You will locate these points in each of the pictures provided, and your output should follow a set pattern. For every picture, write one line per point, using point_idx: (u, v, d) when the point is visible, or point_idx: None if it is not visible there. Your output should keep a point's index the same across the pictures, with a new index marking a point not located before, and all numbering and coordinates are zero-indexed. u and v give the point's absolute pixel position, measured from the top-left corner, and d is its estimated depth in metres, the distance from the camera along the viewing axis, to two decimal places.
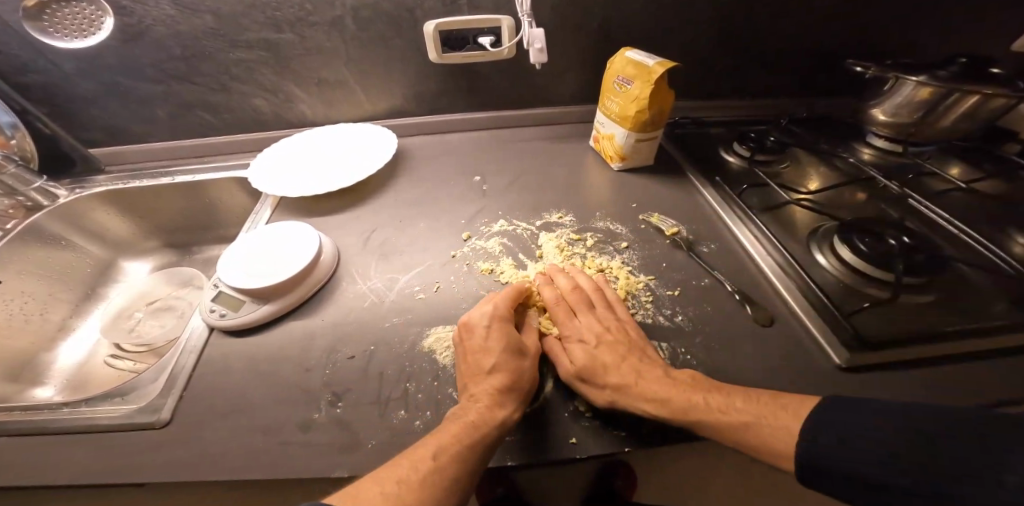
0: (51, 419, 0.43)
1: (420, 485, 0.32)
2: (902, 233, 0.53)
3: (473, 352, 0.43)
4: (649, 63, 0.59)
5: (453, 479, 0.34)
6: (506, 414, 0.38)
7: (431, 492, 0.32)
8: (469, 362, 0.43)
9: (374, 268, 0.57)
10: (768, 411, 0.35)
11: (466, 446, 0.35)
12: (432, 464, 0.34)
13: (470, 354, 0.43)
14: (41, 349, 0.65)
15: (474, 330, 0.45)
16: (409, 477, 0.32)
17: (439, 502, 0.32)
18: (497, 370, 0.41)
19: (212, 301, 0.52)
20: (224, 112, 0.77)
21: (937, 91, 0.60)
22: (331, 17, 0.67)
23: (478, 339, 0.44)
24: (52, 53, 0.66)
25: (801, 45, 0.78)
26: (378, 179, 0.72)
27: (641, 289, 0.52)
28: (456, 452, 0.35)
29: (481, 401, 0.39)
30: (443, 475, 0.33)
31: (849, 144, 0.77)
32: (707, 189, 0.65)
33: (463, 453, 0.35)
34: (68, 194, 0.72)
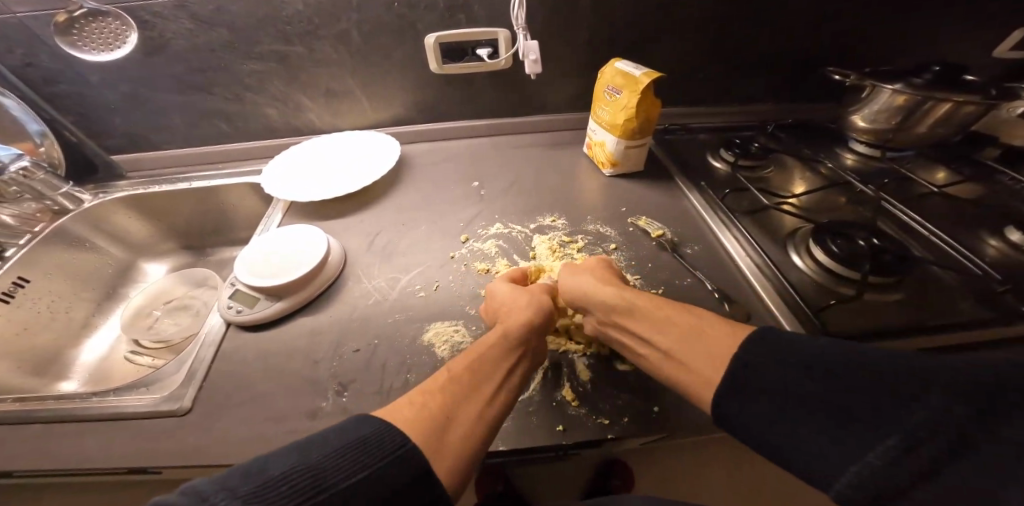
0: (83, 407, 0.47)
1: (440, 392, 0.37)
2: (874, 235, 0.56)
3: (496, 294, 0.50)
4: (637, 73, 0.62)
5: (470, 386, 0.38)
6: (515, 330, 0.43)
7: (451, 398, 0.36)
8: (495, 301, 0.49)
9: (377, 269, 0.61)
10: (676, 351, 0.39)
11: (477, 359, 0.40)
12: (448, 376, 0.39)
13: (494, 295, 0.50)
14: (67, 345, 0.69)
15: (494, 290, 0.52)
16: (429, 389, 0.37)
17: (458, 407, 0.36)
18: (502, 303, 0.48)
19: (228, 299, 0.56)
20: (236, 120, 0.81)
21: (912, 99, 0.63)
22: (337, 30, 0.71)
23: (490, 297, 0.51)
24: (79, 66, 0.71)
25: (786, 53, 0.81)
26: (381, 184, 0.76)
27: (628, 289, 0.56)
28: (468, 364, 0.40)
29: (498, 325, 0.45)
30: (461, 384, 0.38)
31: (833, 149, 0.80)
32: (693, 193, 0.68)
33: (476, 363, 0.40)
34: (93, 199, 0.77)
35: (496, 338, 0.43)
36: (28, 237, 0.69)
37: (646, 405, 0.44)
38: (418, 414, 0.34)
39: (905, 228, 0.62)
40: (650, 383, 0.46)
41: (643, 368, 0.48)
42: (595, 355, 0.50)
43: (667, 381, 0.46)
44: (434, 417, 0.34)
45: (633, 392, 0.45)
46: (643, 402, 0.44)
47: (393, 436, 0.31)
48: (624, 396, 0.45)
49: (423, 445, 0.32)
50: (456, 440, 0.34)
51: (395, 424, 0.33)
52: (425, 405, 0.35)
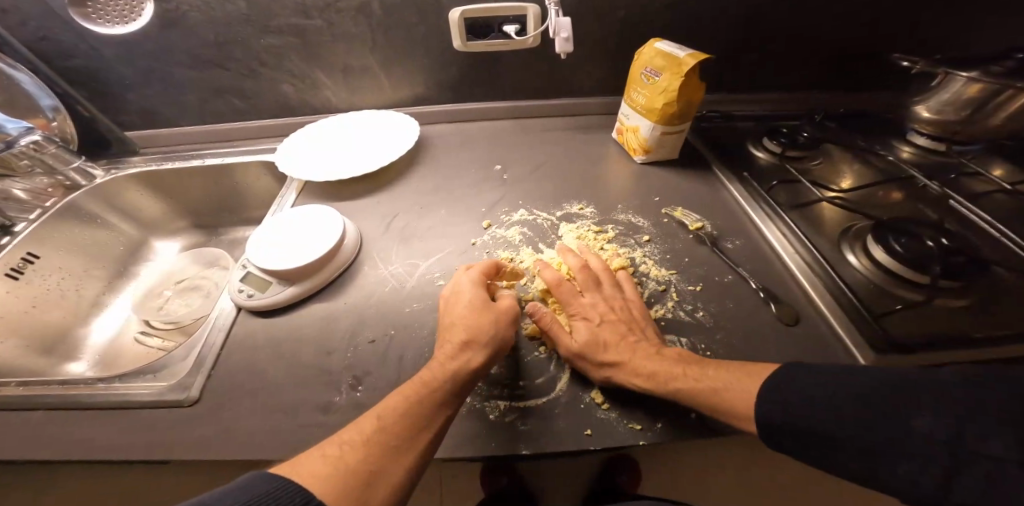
0: (88, 394, 0.45)
1: (363, 442, 0.33)
2: (940, 233, 0.51)
3: (455, 308, 0.45)
4: (680, 53, 0.57)
5: (401, 435, 0.34)
6: (461, 368, 0.39)
7: (376, 450, 0.32)
8: (454, 314, 0.44)
9: (395, 253, 0.58)
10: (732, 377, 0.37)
11: (415, 400, 0.36)
12: (377, 421, 0.35)
13: (452, 308, 0.45)
14: (76, 323, 0.68)
15: (451, 301, 0.46)
16: (352, 437, 0.33)
17: (382, 462, 0.32)
18: (455, 326, 0.43)
19: (239, 282, 0.53)
20: (251, 97, 0.78)
21: (988, 87, 0.57)
22: (358, 2, 0.67)
23: (449, 307, 0.45)
24: (92, 38, 0.68)
25: (839, 36, 0.75)
26: (400, 165, 0.72)
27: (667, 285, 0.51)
28: (403, 407, 0.35)
29: (441, 356, 0.40)
30: (389, 433, 0.34)
31: (886, 141, 0.74)
32: (733, 184, 0.63)
33: (414, 406, 0.36)
34: (105, 175, 0.75)
35: (439, 376, 0.38)
36: (38, 212, 0.67)
37: (685, 411, 0.40)
38: (332, 473, 0.30)
39: (971, 227, 0.56)
40: None
41: None
42: None
43: None
44: (351, 477, 0.30)
45: (669, 396, 0.42)
46: (681, 406, 0.41)
47: (293, 496, 0.27)
48: (659, 400, 0.41)
49: None
50: (376, 501, 0.31)
51: (296, 480, 0.29)
52: (342, 459, 0.31)
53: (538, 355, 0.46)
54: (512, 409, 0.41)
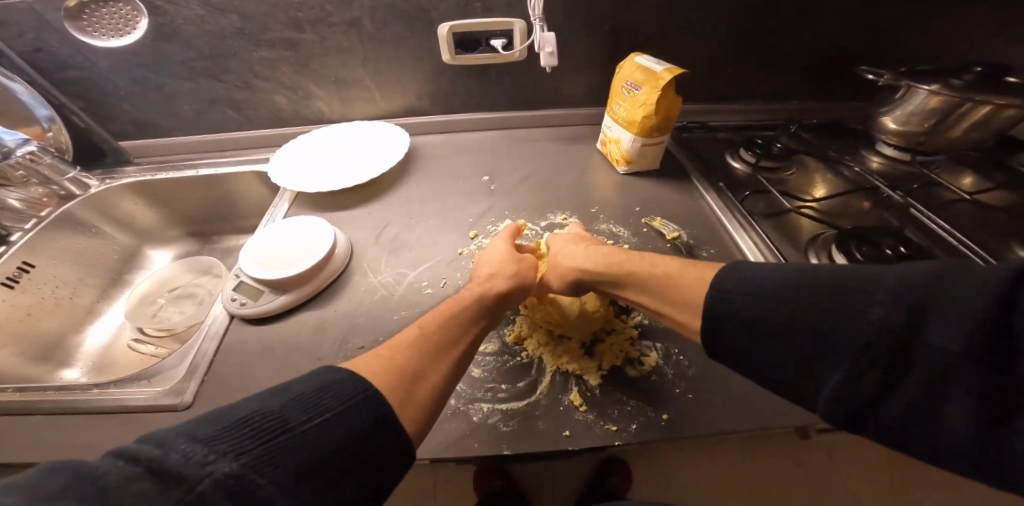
0: (80, 399, 0.47)
1: (402, 347, 0.36)
2: (900, 243, 0.54)
3: (482, 264, 0.50)
4: (658, 68, 0.60)
5: (437, 347, 0.37)
6: (488, 297, 0.44)
7: (416, 354, 0.35)
8: (480, 270, 0.49)
9: (384, 263, 0.60)
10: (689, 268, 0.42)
11: (444, 325, 0.39)
12: (419, 331, 0.38)
13: (480, 265, 0.50)
14: (70, 330, 0.69)
15: (456, 273, 0.49)
16: (398, 343, 0.36)
17: (421, 364, 0.35)
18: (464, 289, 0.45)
19: (232, 290, 0.55)
20: (245, 108, 0.80)
21: (948, 100, 0.60)
22: (350, 17, 0.69)
23: (479, 263, 0.51)
24: (88, 51, 0.69)
25: (813, 50, 0.78)
26: (390, 175, 0.74)
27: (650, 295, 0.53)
28: (449, 331, 0.39)
29: (468, 295, 0.44)
30: (432, 341, 0.37)
31: (857, 152, 0.77)
32: (710, 195, 0.66)
33: (444, 332, 0.38)
34: (100, 184, 0.76)
35: (472, 304, 0.42)
36: (33, 221, 0.68)
37: (656, 412, 0.43)
38: (379, 363, 0.33)
39: (932, 235, 0.59)
40: (662, 389, 0.44)
41: (655, 374, 0.46)
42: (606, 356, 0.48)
43: (679, 387, 0.44)
44: (400, 371, 0.33)
45: (642, 398, 0.44)
46: (653, 408, 0.43)
47: (358, 385, 0.30)
48: (633, 402, 0.44)
49: (390, 396, 0.31)
50: (422, 394, 0.33)
51: (362, 373, 0.32)
52: (389, 354, 0.34)
53: (522, 360, 0.48)
54: (494, 411, 0.43)
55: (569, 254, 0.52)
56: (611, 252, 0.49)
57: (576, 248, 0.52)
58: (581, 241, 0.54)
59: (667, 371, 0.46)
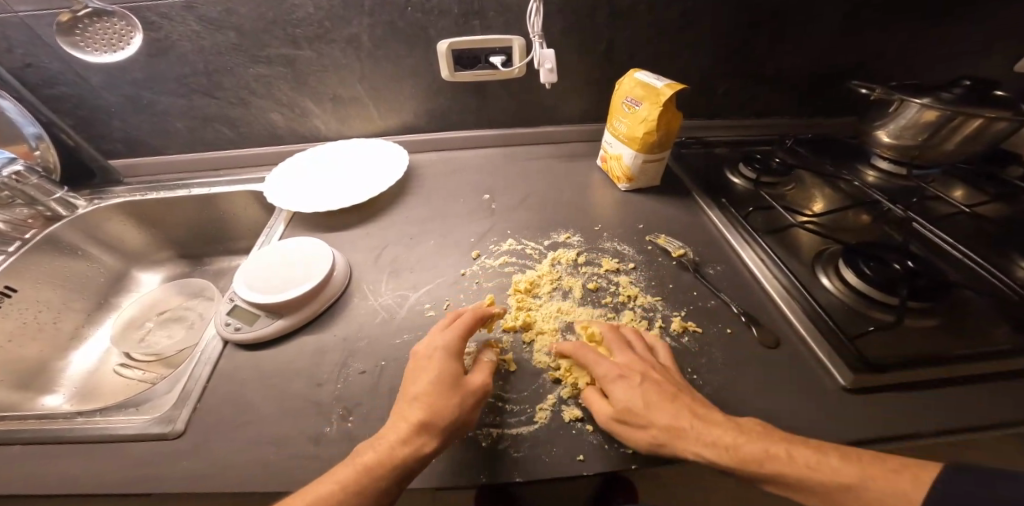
0: (65, 428, 0.44)
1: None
2: (907, 257, 0.53)
3: (414, 378, 0.41)
4: (658, 84, 0.60)
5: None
6: (410, 454, 0.36)
7: None
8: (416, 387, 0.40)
9: (385, 285, 0.58)
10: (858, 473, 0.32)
11: (356, 489, 0.33)
12: None
13: (421, 373, 0.41)
14: (53, 357, 0.66)
15: (419, 366, 0.42)
16: None
17: None
18: (418, 401, 0.38)
19: (226, 315, 0.53)
20: (240, 125, 0.79)
21: (940, 114, 0.61)
22: (348, 35, 0.69)
23: (418, 369, 0.42)
24: (80, 66, 0.68)
25: (805, 67, 0.80)
26: (388, 194, 0.73)
27: (666, 318, 0.52)
28: (346, 491, 0.33)
29: (389, 435, 0.37)
30: None
31: (854, 166, 0.78)
32: (713, 210, 0.66)
33: (352, 493, 0.33)
34: (88, 205, 0.74)
35: (384, 460, 0.35)
36: (17, 244, 0.66)
37: None
38: None
39: (935, 249, 0.59)
40: None
41: None
42: None
43: None
44: None
45: None
46: None
47: None
48: None
49: None
50: None
51: None
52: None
53: (528, 386, 0.46)
54: (503, 436, 0.42)
55: (652, 411, 0.37)
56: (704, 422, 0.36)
57: (655, 402, 0.38)
58: (663, 389, 0.39)
59: None
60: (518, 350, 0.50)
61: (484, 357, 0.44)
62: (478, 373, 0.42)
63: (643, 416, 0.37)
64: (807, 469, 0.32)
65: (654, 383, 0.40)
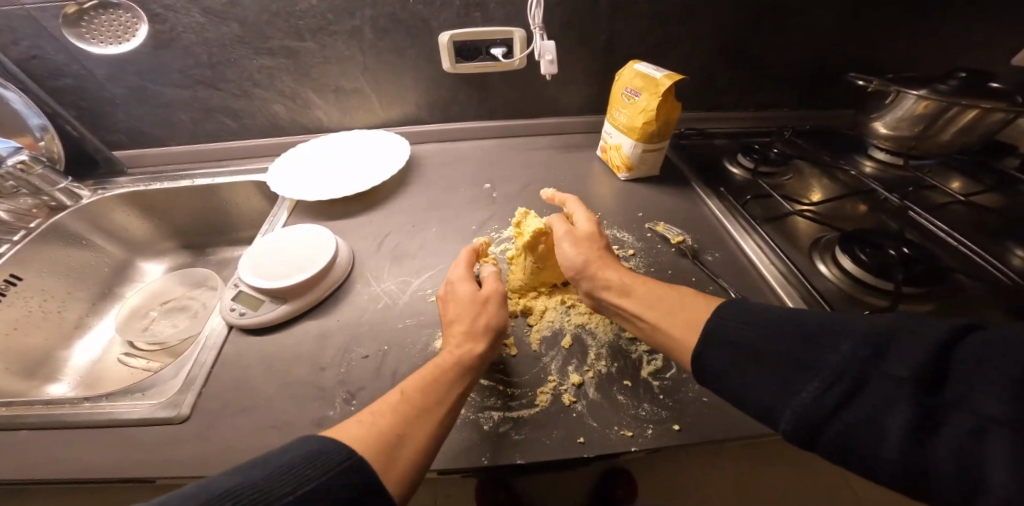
0: (72, 413, 0.45)
1: (393, 412, 0.35)
2: (903, 244, 0.54)
3: (447, 305, 0.47)
4: (658, 75, 0.61)
5: (439, 395, 0.37)
6: (470, 350, 0.41)
7: (406, 419, 0.34)
8: (450, 310, 0.46)
9: (387, 272, 0.59)
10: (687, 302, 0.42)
11: (433, 380, 0.38)
12: (402, 399, 0.36)
13: (450, 301, 0.47)
14: (57, 346, 0.67)
15: (446, 298, 0.47)
16: (379, 408, 0.35)
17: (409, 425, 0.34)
18: (457, 320, 0.44)
19: (230, 301, 0.53)
20: (242, 116, 0.79)
21: (935, 105, 0.62)
22: (350, 26, 0.69)
23: (446, 303, 0.47)
24: (84, 58, 0.68)
25: (803, 59, 0.80)
26: (390, 184, 0.74)
27: None
28: (426, 384, 0.38)
29: (447, 345, 0.42)
30: (413, 401, 0.36)
31: (851, 157, 0.79)
32: (712, 200, 0.66)
33: (434, 385, 0.38)
34: (91, 195, 0.75)
35: (449, 358, 0.40)
36: (21, 233, 0.66)
37: (669, 420, 0.42)
38: (369, 435, 0.32)
39: (931, 237, 0.60)
40: (672, 398, 0.44)
41: (668, 380, 0.45)
42: (618, 364, 0.47)
43: (692, 391, 0.44)
44: (384, 437, 0.33)
45: (652, 409, 0.43)
46: (663, 419, 0.42)
47: (341, 450, 0.30)
48: (645, 410, 0.43)
49: (378, 462, 0.31)
50: (417, 442, 0.34)
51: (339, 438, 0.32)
52: (379, 416, 0.34)
53: (530, 370, 0.47)
54: (505, 420, 0.42)
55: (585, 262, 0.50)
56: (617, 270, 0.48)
57: (593, 256, 0.50)
58: (597, 248, 0.51)
59: (680, 372, 0.46)
60: (520, 334, 0.51)
61: (490, 271, 0.50)
62: (490, 283, 0.48)
63: (591, 277, 0.48)
64: (663, 296, 0.44)
65: (601, 253, 0.51)
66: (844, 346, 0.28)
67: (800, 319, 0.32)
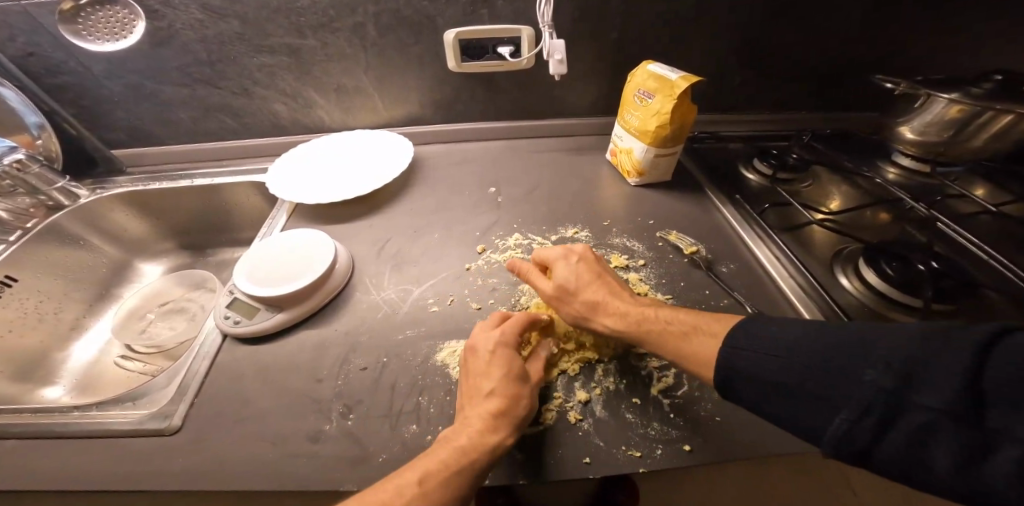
0: (60, 423, 0.43)
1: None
2: (931, 257, 0.51)
3: (481, 369, 0.41)
4: (672, 76, 0.58)
5: (451, 494, 0.32)
6: (499, 444, 0.36)
7: None
8: (485, 378, 0.40)
9: (387, 279, 0.57)
10: (709, 324, 0.38)
11: (453, 472, 0.33)
12: (418, 489, 0.31)
13: (487, 367, 0.40)
14: (53, 348, 0.66)
15: (480, 360, 0.41)
16: (389, 501, 0.30)
17: None
18: (495, 395, 0.38)
19: (226, 308, 0.52)
20: (242, 115, 0.78)
21: (969, 109, 0.59)
22: (353, 23, 0.67)
23: (480, 363, 0.41)
24: (82, 55, 0.67)
25: (824, 59, 0.77)
26: (393, 187, 0.72)
27: None
28: (445, 475, 0.32)
29: (473, 424, 0.36)
30: (426, 500, 0.31)
31: (873, 162, 0.75)
32: (727, 207, 0.64)
33: (450, 478, 0.33)
34: (90, 195, 0.74)
35: (475, 447, 0.35)
36: (17, 234, 0.65)
37: (680, 440, 0.39)
38: None
39: (959, 248, 0.57)
40: (684, 417, 0.41)
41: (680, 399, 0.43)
42: (627, 380, 0.45)
43: (705, 410, 0.42)
44: None
45: (662, 429, 0.40)
46: (674, 440, 0.40)
47: None
48: (654, 430, 0.40)
49: None
50: None
51: None
52: (399, 502, 0.30)
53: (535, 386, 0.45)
54: None
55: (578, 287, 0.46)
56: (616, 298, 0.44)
57: (586, 281, 0.46)
58: (593, 270, 0.47)
59: (693, 390, 0.44)
60: None
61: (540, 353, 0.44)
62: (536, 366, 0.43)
63: (571, 298, 0.45)
64: (669, 324, 0.40)
65: (587, 264, 0.48)
66: (869, 376, 0.26)
67: (824, 343, 0.30)
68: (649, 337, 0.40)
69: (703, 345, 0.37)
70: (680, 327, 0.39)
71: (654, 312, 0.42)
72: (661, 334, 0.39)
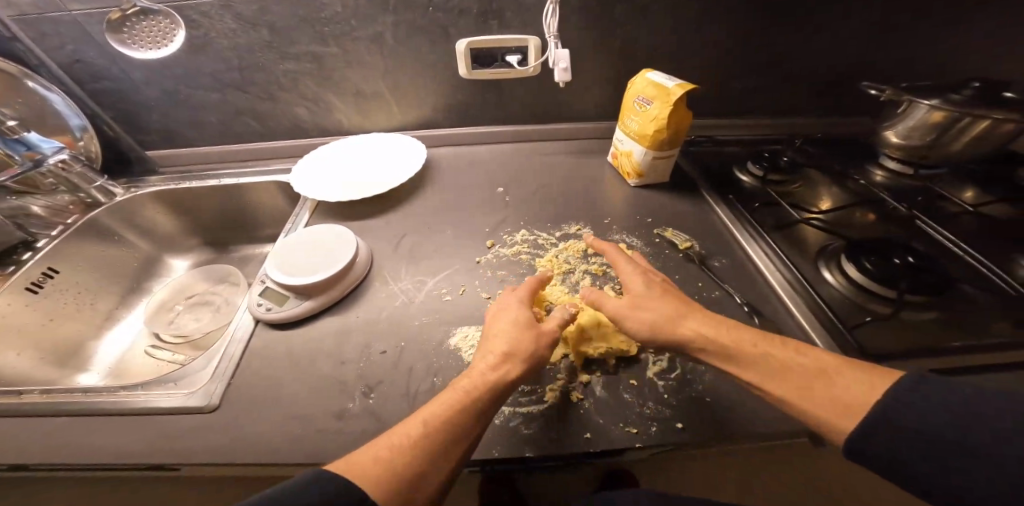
0: (110, 401, 0.48)
1: (410, 441, 0.34)
2: (909, 253, 0.55)
3: (497, 320, 0.46)
4: (670, 83, 0.62)
5: (463, 426, 0.36)
6: (501, 378, 0.40)
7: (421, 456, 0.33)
8: (496, 328, 0.45)
9: (404, 271, 0.61)
10: (839, 367, 0.36)
11: (456, 409, 0.37)
12: (422, 428, 0.35)
13: (499, 321, 0.46)
14: (89, 337, 0.70)
15: (496, 314, 0.47)
16: (399, 439, 0.34)
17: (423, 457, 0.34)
18: (499, 339, 0.43)
19: (258, 296, 0.56)
20: (266, 119, 0.83)
21: (948, 115, 0.63)
22: (373, 33, 0.72)
23: (494, 318, 0.47)
24: (124, 61, 0.72)
25: (816, 67, 0.81)
26: (407, 186, 0.77)
27: None
28: (454, 409, 0.37)
29: (476, 368, 0.41)
30: (432, 436, 0.35)
31: (862, 165, 0.79)
32: (721, 208, 0.68)
33: (455, 414, 0.37)
34: (124, 193, 0.79)
35: (481, 385, 0.39)
36: (60, 228, 0.70)
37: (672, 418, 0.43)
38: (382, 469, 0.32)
39: (938, 245, 0.61)
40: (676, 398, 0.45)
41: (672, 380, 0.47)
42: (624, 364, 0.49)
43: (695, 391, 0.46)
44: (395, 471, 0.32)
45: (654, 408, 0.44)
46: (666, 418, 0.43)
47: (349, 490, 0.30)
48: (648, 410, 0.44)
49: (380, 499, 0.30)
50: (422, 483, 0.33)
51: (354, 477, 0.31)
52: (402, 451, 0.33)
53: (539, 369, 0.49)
54: (515, 415, 0.44)
55: (637, 314, 0.44)
56: (706, 323, 0.42)
57: (652, 308, 0.44)
58: (670, 293, 0.46)
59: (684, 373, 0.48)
60: None
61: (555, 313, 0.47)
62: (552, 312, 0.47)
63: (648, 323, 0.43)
64: (792, 358, 0.38)
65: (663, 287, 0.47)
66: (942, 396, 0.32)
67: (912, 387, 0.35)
68: (752, 366, 0.38)
69: (847, 389, 0.34)
70: (784, 358, 0.38)
71: (770, 342, 0.40)
72: (780, 370, 0.37)
